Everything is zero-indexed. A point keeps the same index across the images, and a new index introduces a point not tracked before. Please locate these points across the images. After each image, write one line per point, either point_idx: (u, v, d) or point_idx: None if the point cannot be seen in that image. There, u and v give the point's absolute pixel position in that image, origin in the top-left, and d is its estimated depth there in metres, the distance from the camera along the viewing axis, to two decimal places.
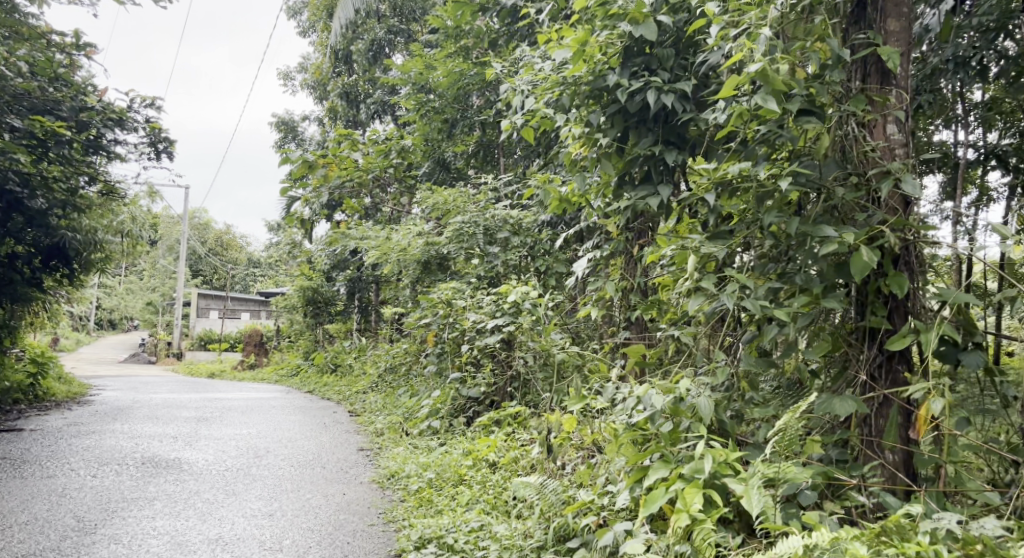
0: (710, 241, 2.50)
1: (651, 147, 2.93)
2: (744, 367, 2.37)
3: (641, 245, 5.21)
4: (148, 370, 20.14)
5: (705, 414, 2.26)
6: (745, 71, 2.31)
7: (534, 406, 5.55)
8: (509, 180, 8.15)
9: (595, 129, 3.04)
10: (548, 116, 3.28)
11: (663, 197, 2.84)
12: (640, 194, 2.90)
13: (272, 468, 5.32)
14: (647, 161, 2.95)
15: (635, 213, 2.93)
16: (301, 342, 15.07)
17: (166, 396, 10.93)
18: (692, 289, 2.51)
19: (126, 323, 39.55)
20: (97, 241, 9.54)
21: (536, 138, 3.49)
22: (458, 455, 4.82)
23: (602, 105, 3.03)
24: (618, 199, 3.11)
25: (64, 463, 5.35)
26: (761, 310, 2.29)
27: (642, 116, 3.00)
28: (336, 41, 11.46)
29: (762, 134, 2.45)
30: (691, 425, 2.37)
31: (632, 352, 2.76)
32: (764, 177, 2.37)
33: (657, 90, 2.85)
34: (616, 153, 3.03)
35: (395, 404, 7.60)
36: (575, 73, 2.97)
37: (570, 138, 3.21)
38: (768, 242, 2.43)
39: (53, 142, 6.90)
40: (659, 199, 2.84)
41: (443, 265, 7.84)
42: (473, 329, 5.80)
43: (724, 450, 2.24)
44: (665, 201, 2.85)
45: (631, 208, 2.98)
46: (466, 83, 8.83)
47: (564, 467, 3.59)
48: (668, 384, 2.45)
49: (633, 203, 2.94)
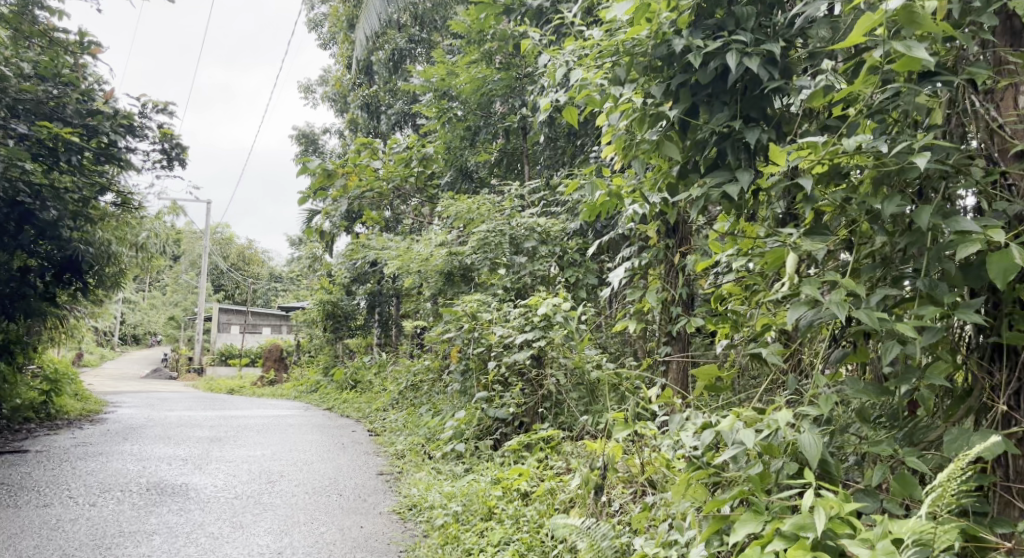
0: (806, 239, 2.12)
1: (728, 123, 2.52)
2: (850, 393, 1.97)
3: (681, 253, 4.84)
4: (169, 385, 19.94)
5: (810, 455, 1.79)
6: (880, 10, 1.89)
7: (568, 427, 5.12)
8: (534, 188, 7.79)
9: (657, 101, 2.61)
10: (596, 97, 2.87)
11: (743, 182, 2.40)
12: (714, 180, 2.47)
13: (284, 496, 4.91)
14: (722, 141, 2.54)
15: (710, 204, 2.49)
16: (321, 357, 14.74)
17: (181, 414, 10.60)
18: (791, 291, 2.11)
19: (150, 338, 39.43)
20: (111, 253, 9.26)
21: (579, 120, 3.04)
22: (486, 483, 4.38)
23: (664, 77, 2.64)
24: (680, 190, 2.71)
25: (63, 490, 4.98)
26: (877, 322, 1.87)
27: (715, 88, 2.59)
28: (357, 51, 11.21)
29: (877, 103, 2.07)
30: (786, 467, 1.92)
31: (703, 373, 2.34)
32: (886, 152, 1.93)
33: (739, 54, 2.44)
34: (680, 133, 2.63)
35: (416, 423, 7.20)
36: (634, 35, 2.55)
37: (621, 119, 2.76)
38: (879, 238, 2.03)
39: (61, 148, 6.59)
40: (739, 186, 2.40)
41: (467, 277, 7.44)
42: (501, 344, 5.40)
43: (836, 502, 1.77)
44: (746, 189, 2.41)
45: (701, 197, 2.52)
46: (490, 89, 8.49)
47: (612, 506, 3.22)
48: (755, 416, 2.02)
49: (705, 192, 2.49)
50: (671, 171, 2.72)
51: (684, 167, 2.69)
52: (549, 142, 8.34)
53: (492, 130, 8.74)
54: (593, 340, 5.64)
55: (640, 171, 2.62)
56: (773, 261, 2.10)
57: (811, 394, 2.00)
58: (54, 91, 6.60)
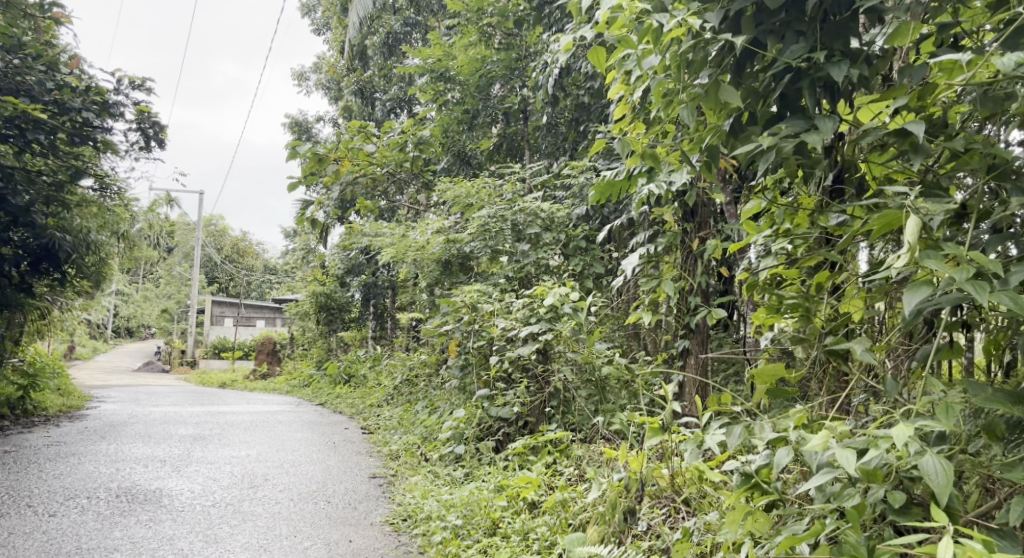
0: (923, 203, 1.85)
1: (807, 56, 2.13)
2: (975, 400, 1.66)
3: (700, 239, 4.57)
4: (161, 379, 19.47)
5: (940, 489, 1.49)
6: None
7: (577, 429, 4.68)
8: (537, 171, 7.38)
9: (713, 33, 2.21)
10: (630, 33, 2.47)
11: (826, 133, 2.02)
12: (789, 131, 2.09)
13: (266, 504, 4.48)
14: (800, 76, 2.15)
15: (784, 158, 2.11)
16: (313, 350, 14.25)
17: (166, 410, 10.13)
18: (906, 265, 1.78)
19: (142, 331, 39.08)
20: (90, 242, 8.79)
21: (608, 63, 2.61)
22: (489, 491, 3.95)
23: (718, 6, 2.24)
24: (743, 143, 2.30)
25: (23, 499, 4.55)
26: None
27: (790, 15, 2.20)
28: (352, 35, 10.77)
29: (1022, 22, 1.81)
30: (894, 498, 1.63)
31: (762, 375, 2.12)
32: None
33: None
34: (740, 72, 2.24)
35: (411, 421, 6.78)
36: None
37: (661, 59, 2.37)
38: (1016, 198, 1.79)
39: (27, 125, 6.15)
40: (822, 137, 2.02)
41: (466, 266, 7.01)
42: (504, 338, 5.01)
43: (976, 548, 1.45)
44: (828, 142, 2.04)
45: (777, 148, 2.12)
46: (489, 70, 8.15)
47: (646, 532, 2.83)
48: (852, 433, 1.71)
49: (775, 144, 2.12)
50: (722, 125, 2.35)
51: (739, 120, 2.33)
52: (551, 127, 7.95)
53: (491, 113, 8.32)
54: (603, 333, 5.24)
55: (693, 121, 2.22)
56: (884, 227, 1.80)
57: (921, 403, 1.72)
58: (20, 61, 6.16)
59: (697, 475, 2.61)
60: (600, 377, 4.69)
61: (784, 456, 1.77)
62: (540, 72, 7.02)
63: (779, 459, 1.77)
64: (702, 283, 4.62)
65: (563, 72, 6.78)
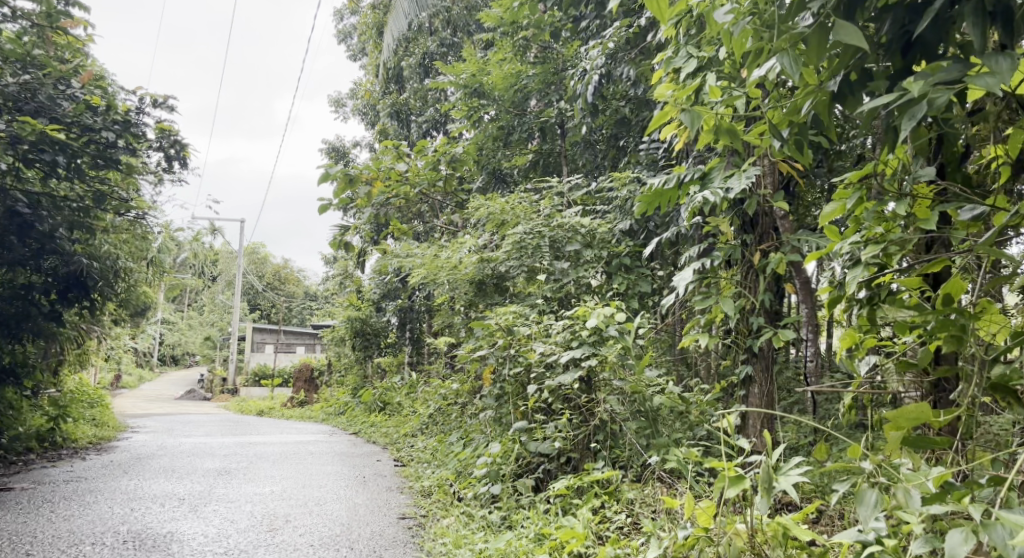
0: None
1: None
2: None
3: (762, 252, 4.09)
4: (200, 407, 19.24)
5: None
6: None
7: (626, 467, 4.17)
8: (576, 186, 6.96)
9: None
10: None
11: (1004, 73, 1.74)
12: (944, 79, 1.81)
13: (282, 552, 4.04)
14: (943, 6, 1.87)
15: (938, 111, 1.83)
16: (349, 378, 13.87)
17: (197, 441, 9.81)
18: None
19: (187, 358, 39.55)
20: (119, 268, 8.55)
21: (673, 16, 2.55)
22: (529, 541, 3.48)
23: None
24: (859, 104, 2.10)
25: (24, 546, 4.18)
26: None
27: None
28: (387, 57, 10.50)
29: None
30: None
31: (900, 418, 1.97)
32: None
33: None
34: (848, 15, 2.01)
35: (444, 454, 6.31)
36: None
37: (733, 14, 2.25)
38: None
39: (47, 147, 5.93)
40: (996, 78, 1.74)
41: (501, 287, 6.54)
42: (543, 365, 4.57)
43: None
44: (1000, 85, 1.77)
45: (927, 97, 1.84)
46: (524, 85, 7.79)
47: None
48: None
49: (926, 94, 1.84)
50: (827, 85, 2.14)
51: (847, 80, 2.13)
52: (588, 143, 7.56)
53: (526, 129, 7.95)
54: (653, 358, 4.75)
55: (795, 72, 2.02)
56: None
57: None
58: (32, 77, 5.92)
59: (782, 532, 2.39)
60: (652, 409, 4.24)
61: (960, 543, 1.76)
62: (578, 80, 6.60)
63: (954, 546, 1.75)
64: (765, 302, 4.14)
65: (604, 80, 6.35)
